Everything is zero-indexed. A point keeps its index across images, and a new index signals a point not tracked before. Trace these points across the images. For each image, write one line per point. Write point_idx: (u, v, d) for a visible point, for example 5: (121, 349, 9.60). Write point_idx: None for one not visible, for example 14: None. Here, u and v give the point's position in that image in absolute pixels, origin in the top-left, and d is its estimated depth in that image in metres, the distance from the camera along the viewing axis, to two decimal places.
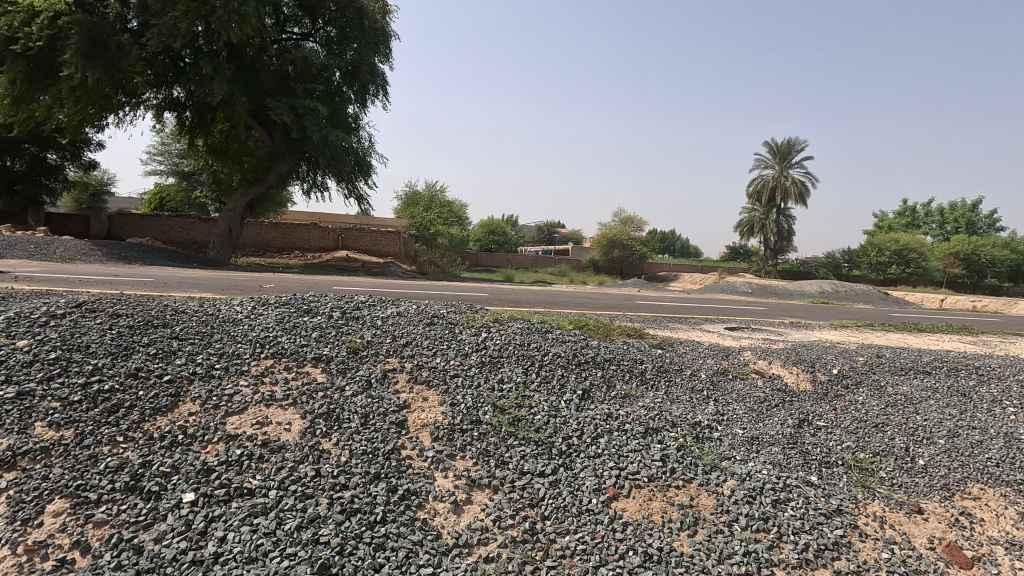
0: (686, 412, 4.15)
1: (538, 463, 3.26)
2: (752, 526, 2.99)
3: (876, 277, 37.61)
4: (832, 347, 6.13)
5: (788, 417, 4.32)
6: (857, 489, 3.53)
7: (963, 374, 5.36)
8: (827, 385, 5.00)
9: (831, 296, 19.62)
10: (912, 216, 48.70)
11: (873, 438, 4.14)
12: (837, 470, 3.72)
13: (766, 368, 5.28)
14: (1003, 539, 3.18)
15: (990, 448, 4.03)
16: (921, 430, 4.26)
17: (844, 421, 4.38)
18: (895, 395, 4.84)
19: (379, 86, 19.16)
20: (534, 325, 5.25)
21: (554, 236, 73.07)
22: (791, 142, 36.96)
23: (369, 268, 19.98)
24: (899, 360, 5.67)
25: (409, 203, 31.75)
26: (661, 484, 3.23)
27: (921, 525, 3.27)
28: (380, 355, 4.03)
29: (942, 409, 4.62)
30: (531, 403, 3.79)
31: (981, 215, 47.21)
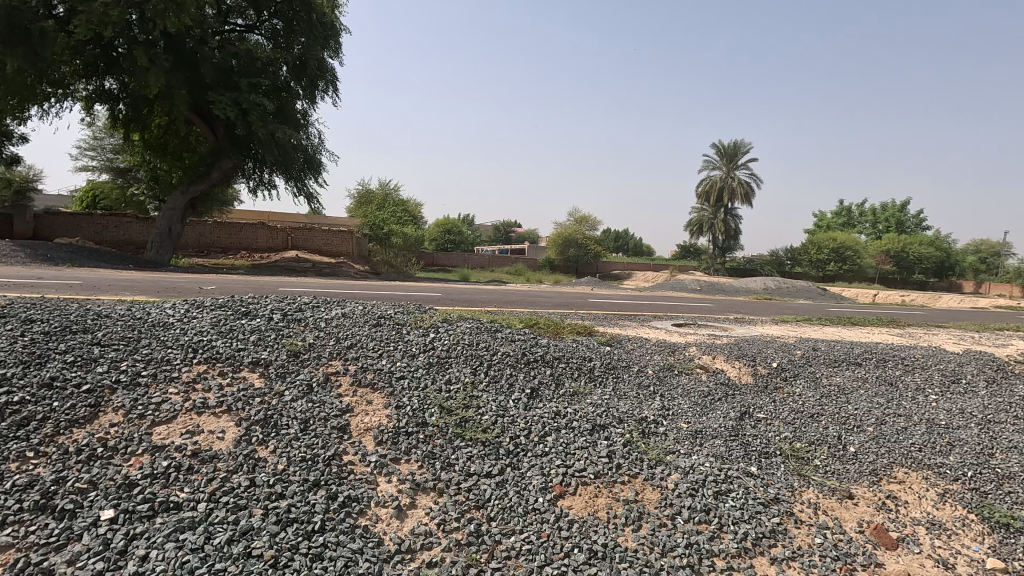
0: (633, 408, 4.20)
1: (484, 464, 3.23)
2: (694, 518, 3.06)
3: (817, 273, 39.56)
4: (772, 341, 6.37)
5: (730, 411, 4.44)
6: (794, 477, 3.67)
7: (890, 365, 5.66)
8: (767, 378, 5.17)
9: (774, 292, 20.45)
10: (848, 216, 51.36)
11: (809, 428, 4.32)
12: (775, 460, 3.86)
13: (710, 363, 5.41)
14: (924, 519, 3.40)
15: (913, 434, 4.28)
16: (852, 418, 4.47)
17: (783, 412, 4.54)
18: (830, 386, 5.06)
19: (329, 82, 18.70)
20: (483, 325, 5.19)
21: (512, 236, 73.31)
22: (737, 143, 38.30)
23: (320, 269, 19.48)
24: (833, 353, 5.94)
25: (362, 202, 31.15)
26: (607, 481, 3.26)
27: (851, 509, 3.44)
28: (323, 358, 3.90)
29: (871, 397, 4.86)
30: (478, 404, 3.75)
31: (909, 215, 50.35)
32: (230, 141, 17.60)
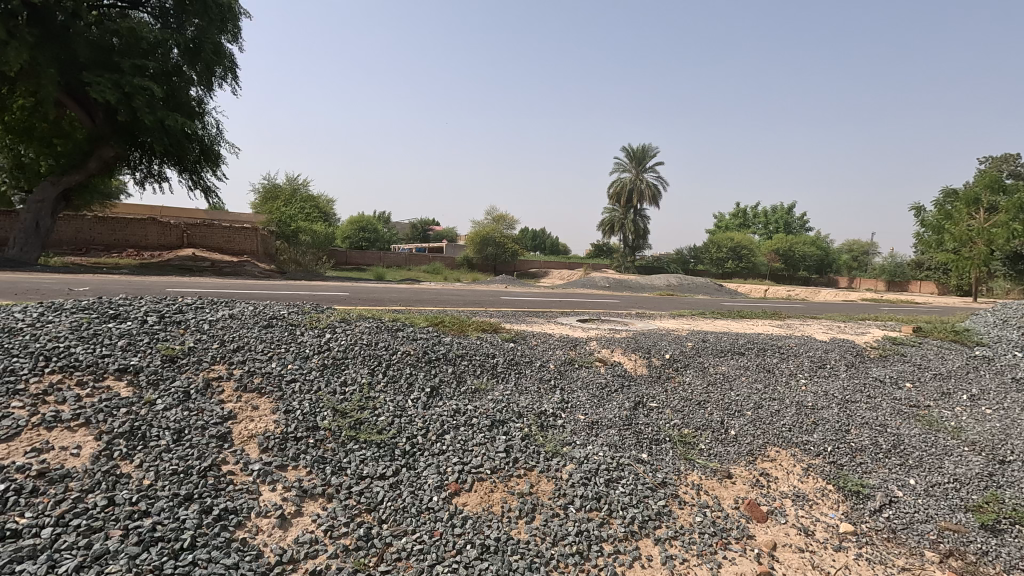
0: (533, 402, 4.29)
1: (378, 465, 3.15)
2: (585, 506, 3.18)
3: (716, 271, 42.72)
4: (667, 334, 6.75)
5: (625, 401, 4.64)
6: (680, 461, 3.90)
7: (768, 353, 6.18)
8: (660, 368, 5.46)
9: (677, 289, 21.73)
10: (743, 218, 55.50)
11: (695, 414, 4.61)
12: (664, 446, 4.08)
13: (608, 356, 5.63)
14: (791, 492, 3.74)
15: (784, 415, 4.70)
16: (733, 404, 4.83)
17: (673, 401, 4.81)
18: (715, 374, 5.44)
19: (227, 69, 17.48)
20: (384, 324, 5.08)
21: (430, 234, 72.45)
22: (646, 147, 40.25)
23: (219, 268, 18.21)
24: (719, 343, 6.39)
25: (267, 197, 29.44)
26: (503, 475, 3.30)
27: (729, 488, 3.71)
28: (203, 363, 3.63)
29: (750, 383, 5.28)
30: (374, 405, 3.66)
31: (794, 217, 55.36)
32: (111, 127, 16.00)
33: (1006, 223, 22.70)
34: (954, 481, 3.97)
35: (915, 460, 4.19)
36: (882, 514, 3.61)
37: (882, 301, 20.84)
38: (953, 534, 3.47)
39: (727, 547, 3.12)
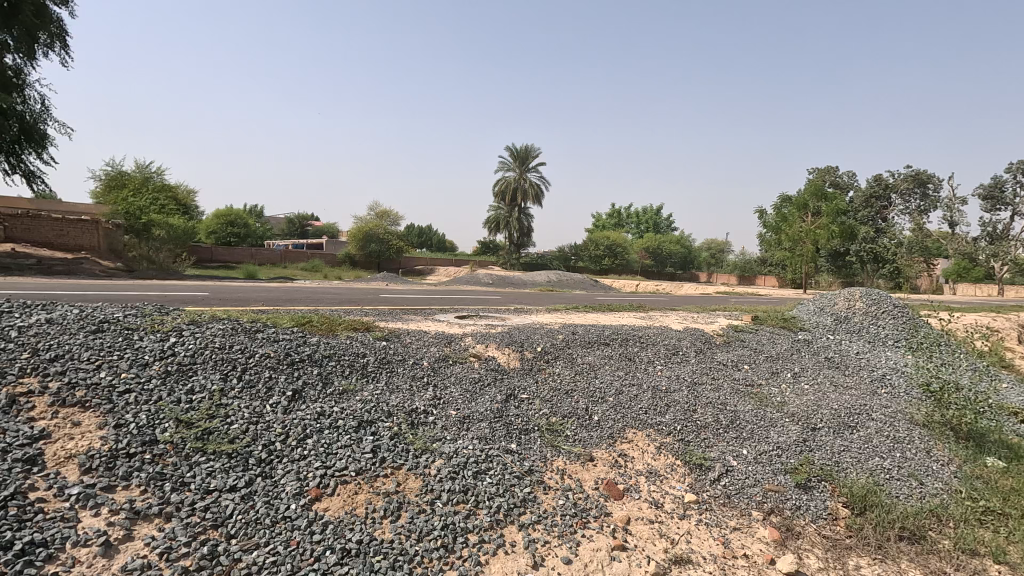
0: (404, 400, 4.23)
1: (228, 477, 2.93)
2: (452, 499, 3.21)
3: (595, 267, 45.47)
4: (540, 327, 7.02)
5: (497, 394, 4.75)
6: (547, 449, 4.08)
7: (630, 342, 6.67)
8: (532, 361, 5.66)
9: (556, 285, 22.65)
10: (618, 217, 59.15)
11: (563, 403, 4.84)
12: (532, 435, 4.24)
13: (483, 351, 5.72)
14: (644, 469, 4.09)
15: (641, 399, 5.10)
16: (598, 391, 5.14)
17: (542, 391, 5.01)
18: (582, 364, 5.76)
19: (52, 35, 15.11)
20: (242, 326, 4.72)
21: (309, 230, 68.56)
22: (528, 148, 41.38)
23: (47, 266, 15.76)
24: (587, 335, 6.77)
25: (110, 185, 25.97)
26: (368, 476, 3.22)
27: (591, 470, 3.95)
28: (8, 377, 3.12)
29: (613, 371, 5.67)
30: (226, 413, 3.39)
31: (662, 218, 60.12)
32: None
33: (828, 225, 26.62)
34: (777, 448, 4.56)
35: (747, 432, 4.77)
36: (719, 482, 4.06)
37: (732, 294, 23.40)
38: (774, 495, 3.99)
39: (586, 525, 3.32)
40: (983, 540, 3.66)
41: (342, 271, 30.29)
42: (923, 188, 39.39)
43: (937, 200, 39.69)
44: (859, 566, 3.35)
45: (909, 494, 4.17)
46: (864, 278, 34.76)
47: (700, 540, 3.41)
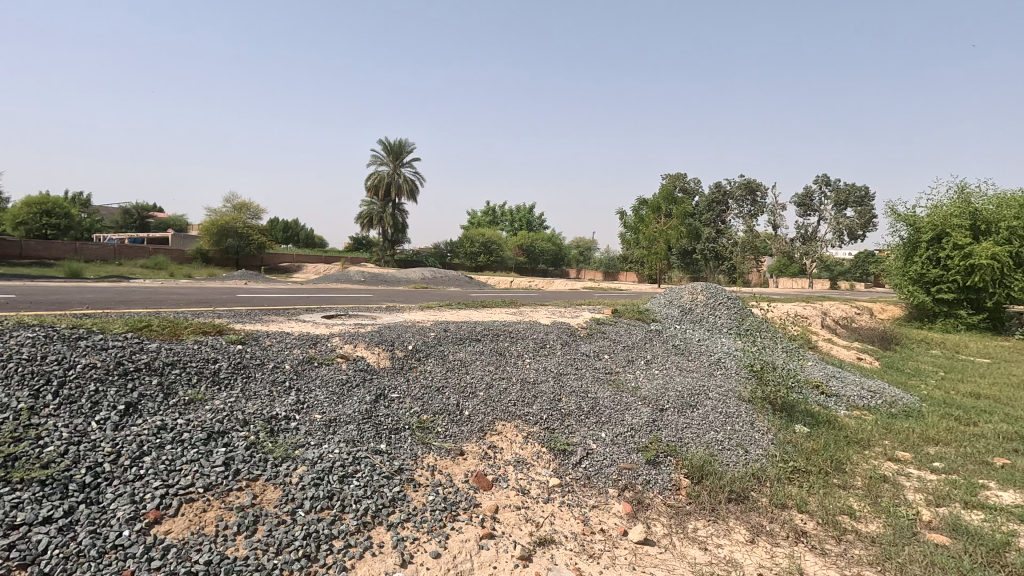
0: (262, 407, 3.97)
1: (42, 509, 2.55)
2: (315, 507, 3.08)
3: (470, 264, 45.92)
4: (412, 325, 6.94)
5: (366, 395, 4.63)
6: (418, 446, 4.07)
7: (501, 338, 6.86)
8: (403, 359, 5.57)
9: (431, 282, 22.51)
10: (493, 215, 60.20)
11: (434, 400, 4.85)
12: (403, 434, 4.21)
13: (351, 352, 5.53)
14: (513, 459, 4.25)
15: (511, 392, 5.28)
16: (469, 386, 5.22)
17: (414, 389, 4.97)
18: (454, 360, 5.81)
19: None
20: (61, 334, 4.10)
21: (151, 221, 60.82)
22: (402, 142, 40.52)
23: None
24: (459, 331, 6.82)
25: None
26: (220, 491, 2.98)
27: (461, 464, 4.02)
28: None
29: (484, 367, 5.79)
30: (37, 436, 2.93)
31: (535, 216, 62.18)
32: None
33: (677, 226, 29.92)
34: (631, 429, 4.99)
35: (605, 416, 5.16)
36: (580, 465, 4.36)
37: (597, 289, 25.05)
38: (628, 471, 4.37)
39: (456, 519, 3.38)
40: (790, 494, 4.35)
41: (191, 271, 25.28)
42: (753, 195, 45.37)
43: (764, 205, 45.91)
44: (695, 527, 3.81)
45: (736, 460, 4.80)
46: (708, 274, 39.23)
47: (562, 520, 3.63)
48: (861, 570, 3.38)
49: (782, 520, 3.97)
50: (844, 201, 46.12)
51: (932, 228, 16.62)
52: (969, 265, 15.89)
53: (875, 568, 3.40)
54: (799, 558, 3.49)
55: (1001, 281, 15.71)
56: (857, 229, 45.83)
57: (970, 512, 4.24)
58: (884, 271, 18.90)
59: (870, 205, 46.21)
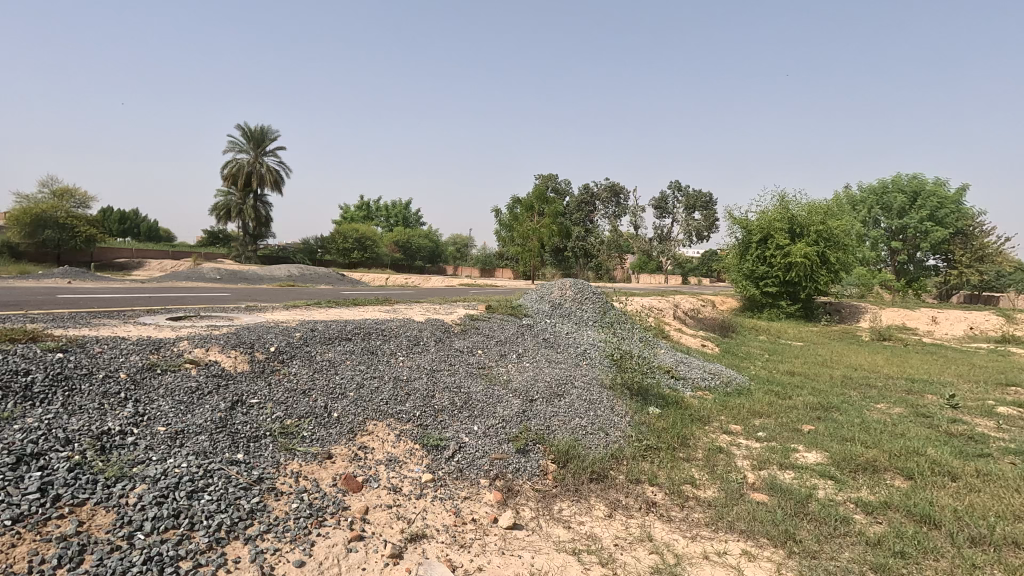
0: (90, 423, 3.52)
1: None
2: (158, 528, 2.82)
3: (343, 261, 44.03)
4: (274, 326, 6.50)
5: (220, 402, 4.28)
6: (280, 453, 3.86)
7: (373, 336, 6.68)
8: (264, 362, 5.20)
9: (298, 280, 21.13)
10: (367, 210, 58.03)
11: (299, 403, 4.60)
12: (263, 441, 3.96)
13: (203, 356, 5.04)
14: (384, 458, 4.19)
15: (382, 390, 5.19)
16: (338, 387, 5.03)
17: (276, 393, 4.67)
18: (322, 361, 5.55)
19: None
20: None
21: None
22: (264, 129, 37.54)
23: None
24: (328, 331, 6.51)
25: None
26: (32, 523, 2.61)
27: (329, 468, 3.87)
28: None
29: (355, 366, 5.62)
30: None
31: (411, 212, 60.89)
32: None
33: (549, 224, 31.26)
34: (502, 421, 5.15)
35: (478, 410, 5.28)
36: (453, 458, 4.42)
37: (473, 286, 25.29)
38: (499, 462, 4.52)
39: (322, 524, 3.26)
40: (643, 470, 4.80)
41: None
42: (617, 197, 48.81)
43: (626, 207, 49.60)
44: (560, 508, 4.06)
45: (597, 443, 5.18)
46: (578, 270, 41.48)
47: (434, 515, 3.67)
48: (699, 531, 3.85)
49: (636, 494, 4.38)
50: (693, 206, 51.41)
51: (760, 231, 19.19)
52: (787, 263, 18.57)
53: (710, 528, 3.89)
54: (649, 527, 3.88)
55: (811, 276, 18.57)
56: (703, 230, 51.34)
57: (784, 471, 5.01)
58: (724, 268, 21.41)
59: (713, 209, 52.02)
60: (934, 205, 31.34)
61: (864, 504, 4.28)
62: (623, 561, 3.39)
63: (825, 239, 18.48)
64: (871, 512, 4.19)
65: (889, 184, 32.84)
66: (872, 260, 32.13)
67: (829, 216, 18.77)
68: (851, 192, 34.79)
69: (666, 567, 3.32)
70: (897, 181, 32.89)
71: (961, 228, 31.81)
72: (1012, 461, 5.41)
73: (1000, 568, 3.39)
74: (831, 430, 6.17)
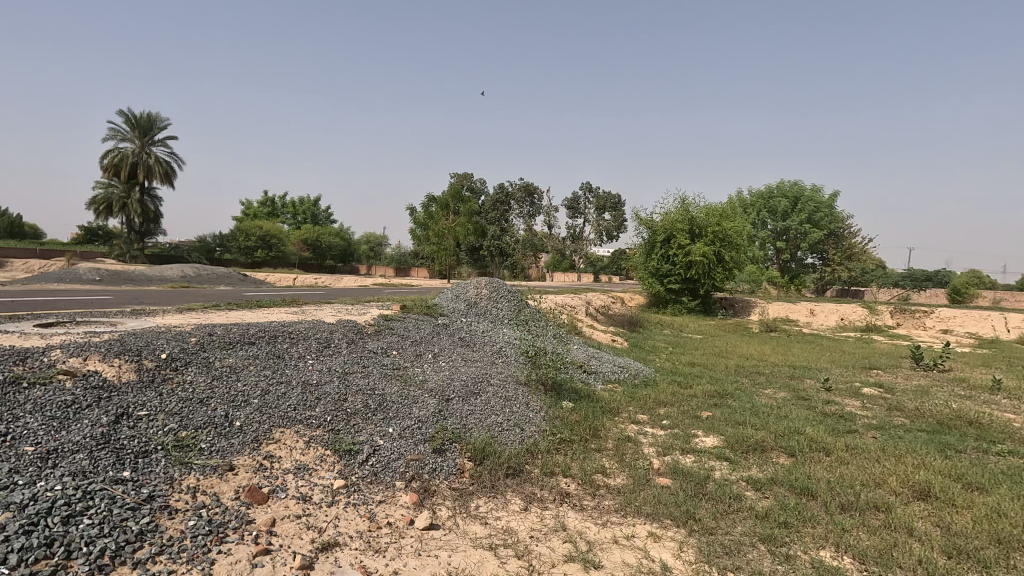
0: None
1: None
2: (27, 560, 2.54)
3: (245, 260, 41.37)
4: (165, 331, 5.97)
5: (102, 416, 3.88)
6: (174, 468, 3.57)
7: (279, 339, 6.34)
8: (154, 371, 4.77)
9: (193, 281, 19.54)
10: (271, 207, 54.81)
11: (195, 413, 4.27)
12: (154, 456, 3.64)
13: (79, 366, 4.54)
14: (293, 467, 4.00)
15: (290, 396, 4.94)
16: (240, 394, 4.72)
17: (168, 404, 4.31)
18: (221, 368, 5.18)
19: None
20: None
21: None
22: (152, 116, 34.41)
23: None
24: (228, 335, 6.08)
25: None
26: None
27: (230, 480, 3.64)
28: None
29: (259, 372, 5.31)
30: None
31: (321, 210, 58.34)
32: None
33: (465, 223, 31.23)
34: (418, 422, 5.09)
35: (393, 412, 5.18)
36: (366, 463, 4.31)
37: (387, 285, 24.73)
38: (415, 463, 4.47)
39: (223, 541, 3.07)
40: (557, 463, 4.95)
41: None
42: (531, 197, 49.79)
43: (540, 207, 50.64)
44: (477, 505, 4.09)
45: (513, 439, 5.27)
46: (494, 269, 41.74)
47: (347, 521, 3.56)
48: (609, 517, 4.04)
49: (551, 486, 4.51)
50: (603, 206, 53.54)
51: (664, 231, 20.42)
52: (688, 261, 19.85)
53: (619, 513, 4.09)
54: (563, 517, 4.01)
55: (709, 274, 19.96)
56: (612, 231, 53.59)
57: (685, 456, 5.38)
58: (632, 267, 22.50)
59: (621, 210, 54.43)
60: (811, 209, 34.83)
61: (755, 481, 4.69)
62: (538, 551, 3.48)
63: (721, 239, 19.94)
64: (760, 488, 4.61)
65: (774, 189, 36.07)
66: (760, 259, 35.12)
67: (724, 218, 20.28)
68: (743, 196, 37.79)
69: (579, 554, 3.45)
70: (780, 186, 36.17)
71: (834, 230, 35.58)
72: (873, 434, 6.18)
73: (863, 529, 3.86)
74: (726, 416, 6.70)
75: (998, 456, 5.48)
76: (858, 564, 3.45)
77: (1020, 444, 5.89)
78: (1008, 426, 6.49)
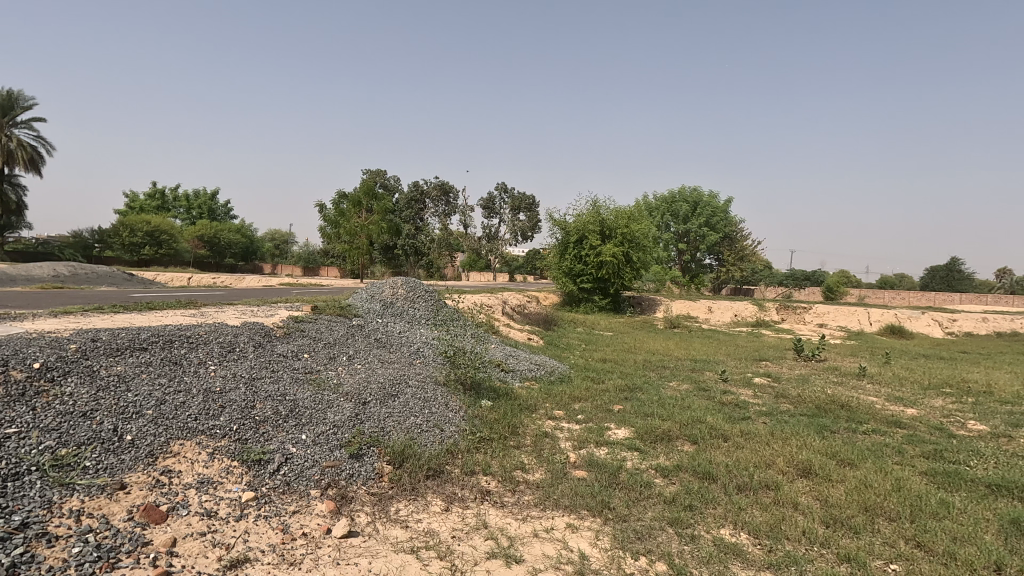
0: None
1: None
2: None
3: (130, 258, 37.42)
4: (36, 338, 5.27)
5: None
6: (53, 490, 3.19)
7: (176, 344, 5.84)
8: (24, 384, 4.21)
9: (67, 281, 17.39)
10: (162, 200, 50.15)
11: (78, 429, 3.84)
12: (27, 478, 3.24)
13: None
14: (193, 481, 3.71)
15: (189, 405, 4.57)
16: (130, 406, 4.30)
17: (45, 419, 3.83)
18: (107, 377, 4.69)
19: None
20: None
21: None
22: (15, 96, 30.60)
23: None
24: (115, 341, 5.49)
25: None
26: None
27: (121, 500, 3.32)
28: None
29: (152, 380, 4.87)
30: None
31: (219, 205, 54.36)
32: None
33: (378, 222, 30.33)
34: (333, 427, 4.91)
35: (304, 417, 4.96)
36: (277, 472, 4.09)
37: (294, 285, 23.47)
38: (331, 470, 4.32)
39: (115, 566, 2.80)
40: (477, 461, 4.99)
41: None
42: (447, 197, 49.53)
43: (456, 207, 50.48)
44: (397, 508, 4.02)
45: (433, 440, 5.23)
46: (409, 268, 40.61)
47: (257, 535, 3.37)
48: (529, 512, 4.13)
49: (471, 485, 4.52)
50: (518, 207, 54.32)
51: (577, 232, 21.11)
52: (599, 261, 20.64)
53: (539, 507, 4.20)
54: (484, 515, 4.04)
55: (618, 274, 20.88)
56: (528, 231, 54.61)
57: (600, 448, 5.60)
58: (546, 266, 23.04)
59: (536, 211, 55.60)
60: (708, 213, 37.46)
61: (662, 468, 5.01)
62: (460, 551, 3.49)
63: (629, 240, 20.91)
64: (667, 474, 4.92)
65: (676, 195, 38.52)
66: (665, 259, 37.36)
67: (632, 220, 21.29)
68: (648, 199, 40.03)
69: (501, 551, 3.50)
70: (682, 192, 38.69)
71: (728, 233, 38.58)
72: (763, 420, 6.79)
73: (757, 506, 4.23)
74: (636, 409, 7.05)
75: (863, 435, 6.24)
76: (753, 539, 3.78)
77: (881, 423, 6.72)
78: (870, 408, 7.39)
